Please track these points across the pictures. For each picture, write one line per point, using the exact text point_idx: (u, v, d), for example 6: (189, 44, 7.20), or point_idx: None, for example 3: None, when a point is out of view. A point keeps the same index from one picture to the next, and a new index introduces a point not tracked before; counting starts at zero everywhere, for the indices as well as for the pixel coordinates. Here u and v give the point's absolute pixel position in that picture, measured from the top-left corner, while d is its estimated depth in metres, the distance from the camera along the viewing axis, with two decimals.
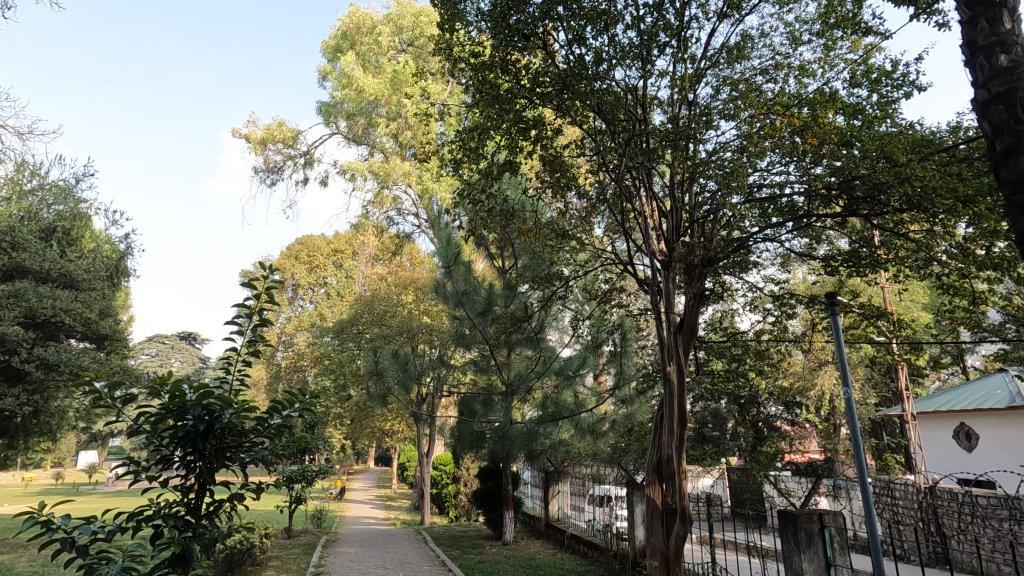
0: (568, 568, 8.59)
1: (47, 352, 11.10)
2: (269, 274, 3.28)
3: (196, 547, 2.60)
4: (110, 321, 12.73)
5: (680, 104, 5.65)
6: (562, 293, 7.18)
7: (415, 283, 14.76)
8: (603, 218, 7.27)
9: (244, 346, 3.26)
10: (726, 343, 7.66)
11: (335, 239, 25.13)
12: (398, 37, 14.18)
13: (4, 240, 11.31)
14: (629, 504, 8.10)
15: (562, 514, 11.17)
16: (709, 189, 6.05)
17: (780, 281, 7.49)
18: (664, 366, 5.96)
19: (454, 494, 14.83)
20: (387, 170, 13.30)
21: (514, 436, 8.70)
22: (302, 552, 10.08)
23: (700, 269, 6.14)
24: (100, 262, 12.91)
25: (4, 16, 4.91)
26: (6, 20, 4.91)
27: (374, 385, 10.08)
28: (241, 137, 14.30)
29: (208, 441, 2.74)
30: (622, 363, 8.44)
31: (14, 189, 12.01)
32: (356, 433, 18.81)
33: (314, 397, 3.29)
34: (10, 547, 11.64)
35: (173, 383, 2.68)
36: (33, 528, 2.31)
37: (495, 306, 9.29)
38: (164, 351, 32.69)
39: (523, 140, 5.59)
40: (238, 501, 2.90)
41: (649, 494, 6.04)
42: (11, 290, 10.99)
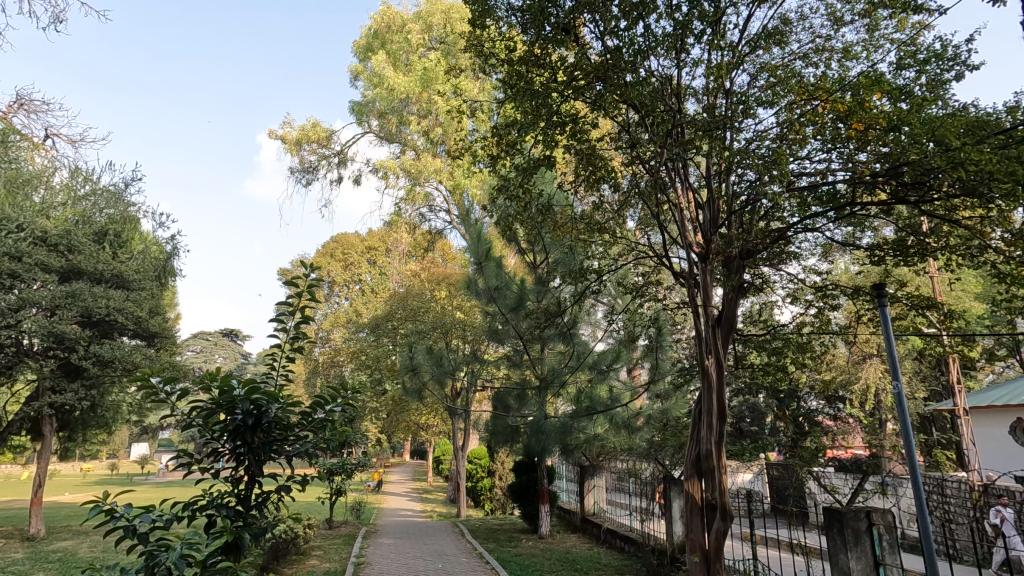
0: (605, 563, 8.57)
1: (103, 349, 11.69)
2: (309, 276, 3.38)
3: (246, 536, 2.71)
4: (159, 319, 13.30)
5: (716, 93, 5.52)
6: (596, 287, 7.14)
7: (447, 279, 14.89)
8: (636, 210, 7.18)
9: (288, 343, 3.36)
10: (765, 336, 7.49)
11: (369, 236, 25.61)
12: (427, 34, 14.28)
13: (60, 243, 11.88)
14: (666, 499, 8.04)
15: (598, 509, 11.15)
16: (746, 178, 5.89)
17: (821, 272, 7.26)
18: (702, 360, 5.86)
19: (489, 488, 14.99)
20: (419, 167, 13.58)
21: (549, 431, 8.71)
22: (343, 543, 10.35)
23: (738, 261, 5.98)
24: (148, 263, 13.50)
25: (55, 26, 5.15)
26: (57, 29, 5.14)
27: (410, 380, 10.22)
28: (278, 138, 14.69)
29: (256, 434, 2.86)
30: (657, 358, 8.35)
31: (69, 194, 12.61)
32: (392, 426, 19.15)
33: (355, 391, 3.36)
34: (75, 533, 12.37)
35: (223, 378, 2.79)
36: (98, 517, 2.44)
37: (528, 301, 9.28)
38: (209, 347, 34.05)
39: (560, 134, 5.60)
40: (285, 493, 3.00)
41: (688, 489, 6.03)
42: (69, 290, 11.53)
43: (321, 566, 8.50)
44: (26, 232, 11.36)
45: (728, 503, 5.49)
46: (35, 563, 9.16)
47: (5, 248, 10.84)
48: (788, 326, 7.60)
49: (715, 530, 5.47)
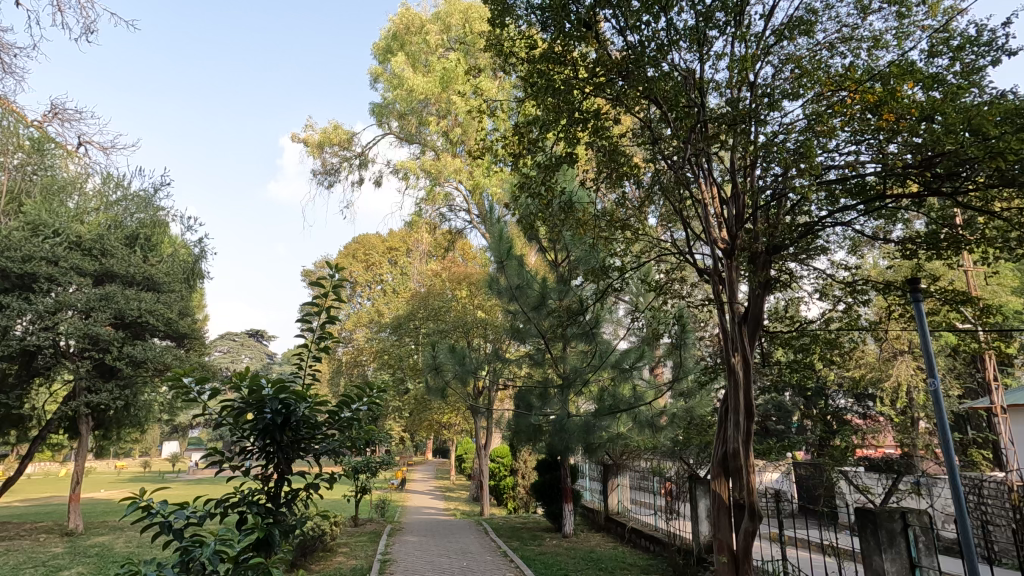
0: (630, 562, 8.52)
1: (135, 350, 12.01)
2: (333, 278, 3.42)
3: (276, 533, 2.77)
4: (188, 320, 13.59)
5: (741, 86, 5.43)
6: (619, 285, 7.07)
7: (468, 278, 14.93)
8: (658, 207, 7.10)
9: (315, 342, 3.41)
10: (792, 333, 7.35)
11: (390, 237, 25.89)
12: (446, 34, 14.33)
13: (94, 248, 12.21)
14: (692, 498, 7.96)
15: (622, 508, 11.09)
16: (772, 172, 5.78)
17: (850, 267, 7.10)
18: (728, 358, 5.76)
19: (512, 486, 15.02)
20: (439, 168, 13.67)
21: (572, 429, 8.67)
22: (369, 540, 10.46)
23: (764, 257, 5.89)
24: (178, 265, 13.81)
25: (87, 36, 5.31)
26: (88, 39, 5.29)
27: (433, 379, 10.27)
28: (300, 142, 14.92)
29: (285, 433, 2.92)
30: (681, 356, 8.25)
31: (101, 200, 13.01)
32: (415, 425, 19.30)
33: (381, 390, 3.41)
34: (111, 528, 12.76)
35: (252, 377, 2.85)
36: (135, 512, 2.51)
37: (549, 300, 9.25)
38: (235, 347, 34.80)
39: (582, 131, 5.56)
40: (313, 490, 3.06)
41: (715, 488, 5.95)
42: (103, 293, 11.83)
43: (348, 563, 8.60)
44: (62, 237, 11.72)
45: (756, 503, 5.40)
46: (74, 557, 9.45)
47: (42, 253, 11.22)
48: (816, 322, 7.44)
49: (743, 530, 5.40)
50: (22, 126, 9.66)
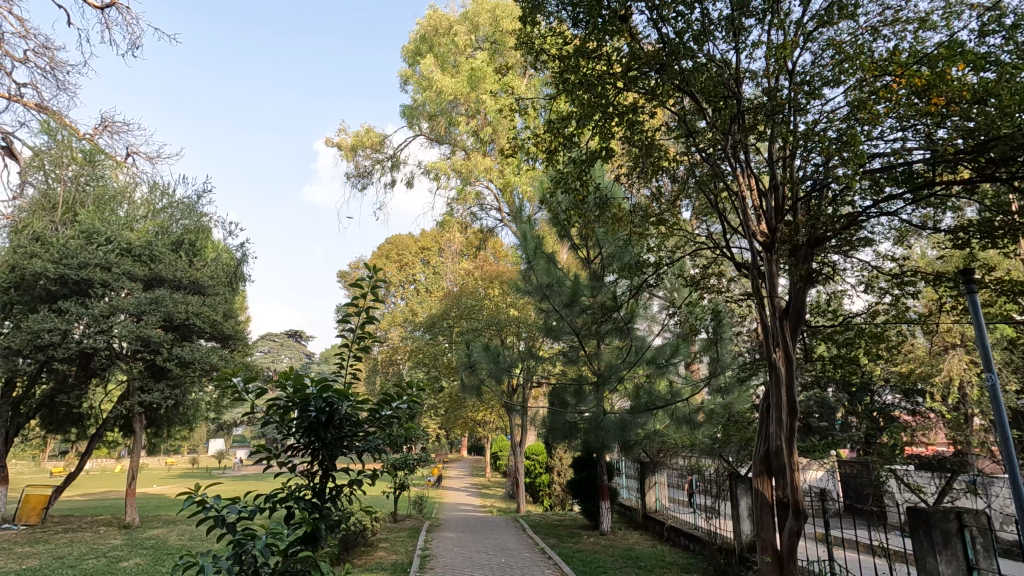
0: (670, 560, 8.42)
1: (183, 351, 12.47)
2: (370, 279, 3.49)
3: (323, 527, 2.87)
4: (232, 322, 13.91)
5: (778, 75, 5.30)
6: (654, 281, 6.98)
7: (500, 277, 14.97)
8: (692, 201, 6.99)
9: (355, 342, 3.50)
10: (836, 326, 7.10)
11: (422, 237, 26.41)
12: (474, 34, 14.43)
13: (143, 253, 12.65)
14: (733, 496, 7.83)
15: (659, 506, 10.99)
16: (813, 162, 5.61)
17: (896, 258, 6.83)
18: (768, 353, 5.63)
19: (547, 483, 15.07)
20: (469, 167, 13.76)
21: (608, 427, 8.60)
22: (408, 536, 10.64)
23: (806, 249, 5.73)
24: (221, 269, 14.26)
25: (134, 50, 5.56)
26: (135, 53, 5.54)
27: (468, 377, 10.35)
28: (334, 146, 15.26)
29: (329, 430, 3.01)
30: (718, 352, 8.09)
31: (148, 208, 13.64)
32: (450, 423, 19.50)
33: (420, 389, 3.47)
34: (165, 522, 13.35)
35: (297, 376, 2.94)
36: (191, 506, 2.64)
37: (582, 297, 9.15)
38: (275, 347, 35.93)
39: (616, 124, 5.53)
40: (356, 486, 3.14)
41: (757, 486, 5.84)
42: (152, 297, 12.30)
43: (389, 557, 8.78)
44: (113, 244, 12.31)
45: (801, 502, 5.26)
46: (132, 549, 9.92)
47: (96, 259, 11.79)
48: (861, 316, 7.19)
49: (788, 529, 5.27)
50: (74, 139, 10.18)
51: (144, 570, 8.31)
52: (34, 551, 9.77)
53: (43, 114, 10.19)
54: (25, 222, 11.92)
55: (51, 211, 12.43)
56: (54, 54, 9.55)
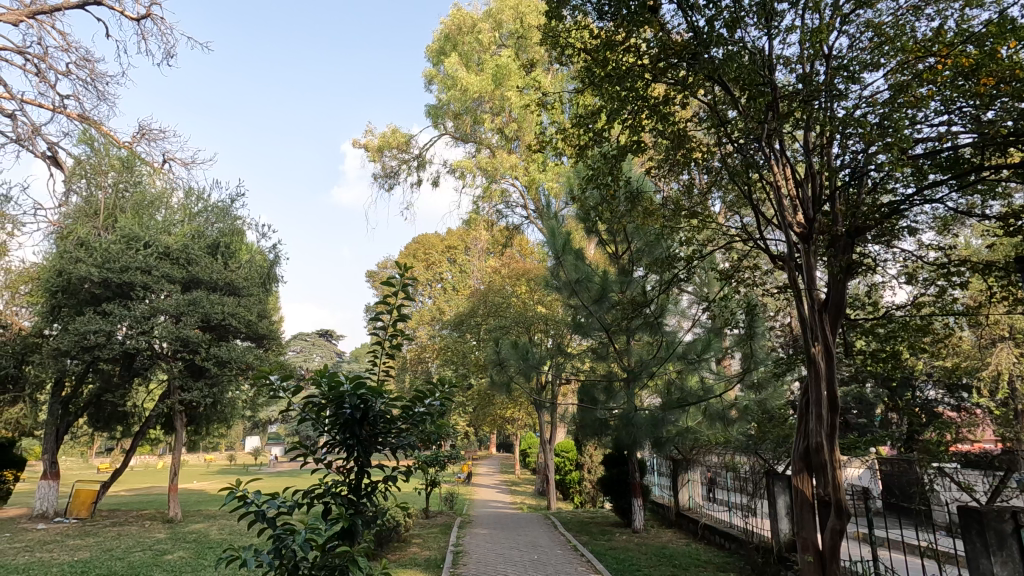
0: (705, 559, 8.29)
1: (221, 351, 12.83)
2: (400, 278, 3.50)
3: (360, 523, 2.90)
4: (266, 321, 14.16)
5: (814, 60, 5.13)
6: (685, 275, 6.85)
7: (527, 274, 14.92)
8: (723, 194, 6.84)
9: (388, 340, 3.53)
10: (877, 319, 6.87)
11: (448, 236, 26.68)
12: (498, 32, 14.41)
13: (180, 257, 13.03)
14: (770, 494, 7.67)
15: (693, 503, 10.83)
16: (851, 149, 5.42)
17: (940, 247, 6.56)
18: (808, 348, 5.47)
19: (578, 481, 15.01)
20: (495, 164, 13.74)
21: (640, 424, 8.50)
22: (440, 532, 10.73)
23: (845, 240, 5.55)
24: (255, 270, 14.54)
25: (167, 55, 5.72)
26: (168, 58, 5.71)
27: (497, 374, 10.34)
28: (362, 147, 15.46)
29: (363, 427, 3.05)
30: (752, 347, 7.91)
31: (185, 212, 13.93)
32: (479, 420, 19.57)
33: (452, 386, 3.47)
34: (207, 516, 13.78)
35: (331, 374, 2.98)
36: (232, 501, 2.70)
37: (611, 293, 8.98)
38: (308, 347, 36.70)
39: (645, 117, 5.44)
40: (391, 482, 3.18)
41: (797, 484, 5.71)
42: (190, 299, 12.65)
43: (422, 553, 8.88)
44: (152, 248, 12.71)
45: (843, 501, 5.10)
46: (176, 543, 10.25)
47: (136, 263, 12.19)
48: (903, 308, 6.93)
49: (829, 529, 5.13)
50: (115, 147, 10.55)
51: (188, 562, 8.57)
52: (84, 544, 10.19)
53: (85, 123, 10.57)
54: (70, 228, 12.52)
55: (94, 218, 12.96)
56: (94, 66, 9.91)
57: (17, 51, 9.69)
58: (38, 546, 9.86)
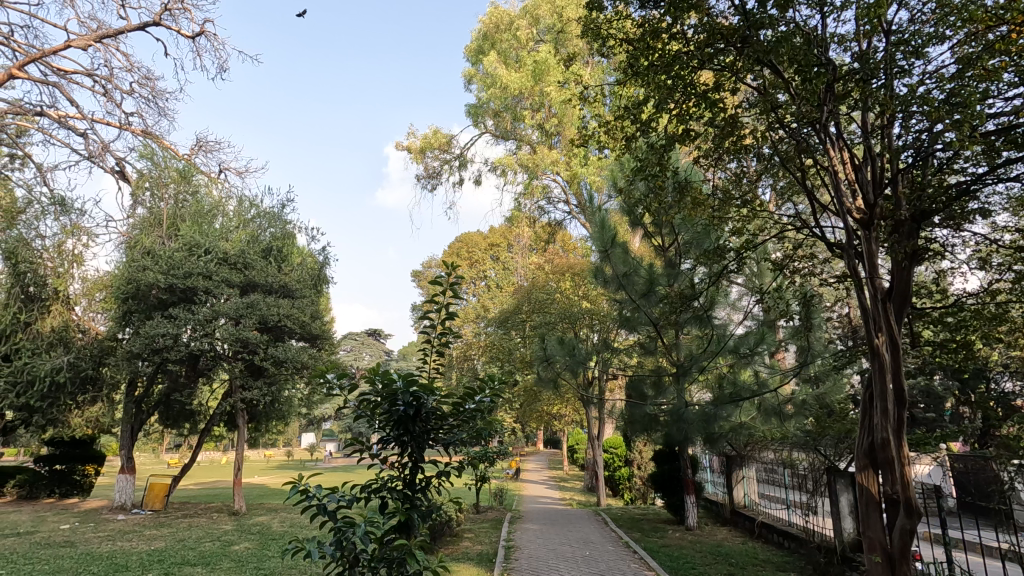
0: (762, 558, 8.06)
1: (278, 351, 13.37)
2: (447, 277, 3.55)
3: (415, 517, 2.98)
4: (320, 322, 14.63)
5: (871, 37, 4.88)
6: (736, 266, 6.65)
7: (571, 269, 14.81)
8: (774, 181, 6.60)
9: (438, 338, 3.59)
10: (945, 308, 6.48)
11: (491, 234, 26.94)
12: (535, 27, 14.34)
13: (238, 261, 13.62)
14: (831, 492, 7.40)
15: (749, 501, 10.53)
16: (915, 128, 5.12)
17: (1017, 229, 6.11)
18: (870, 340, 5.19)
19: (628, 477, 14.85)
20: (536, 161, 13.73)
21: (691, 419, 8.32)
22: (491, 527, 10.83)
23: (910, 225, 5.23)
24: (307, 273, 15.02)
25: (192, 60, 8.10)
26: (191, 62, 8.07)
27: (544, 370, 10.30)
28: (405, 149, 15.76)
29: (416, 423, 3.13)
30: (808, 339, 7.59)
31: (240, 219, 14.53)
32: (526, 417, 19.65)
33: (501, 383, 3.50)
34: (269, 510, 14.40)
35: (385, 372, 3.07)
36: (295, 494, 2.82)
37: (659, 286, 8.79)
38: (358, 346, 37.74)
39: (693, 105, 5.31)
40: (444, 477, 3.25)
41: (861, 481, 5.50)
42: (248, 301, 13.23)
43: (474, 548, 9.00)
44: (211, 255, 13.37)
45: (913, 499, 4.85)
46: (242, 534, 10.76)
47: (198, 269, 12.86)
48: (976, 296, 6.49)
49: (898, 528, 4.88)
50: (175, 159, 11.16)
51: (253, 553, 9.00)
52: (159, 534, 10.84)
53: (148, 138, 11.22)
54: (137, 238, 13.31)
55: (158, 227, 13.76)
56: (155, 84, 10.52)
57: (86, 74, 10.42)
58: (119, 536, 10.57)
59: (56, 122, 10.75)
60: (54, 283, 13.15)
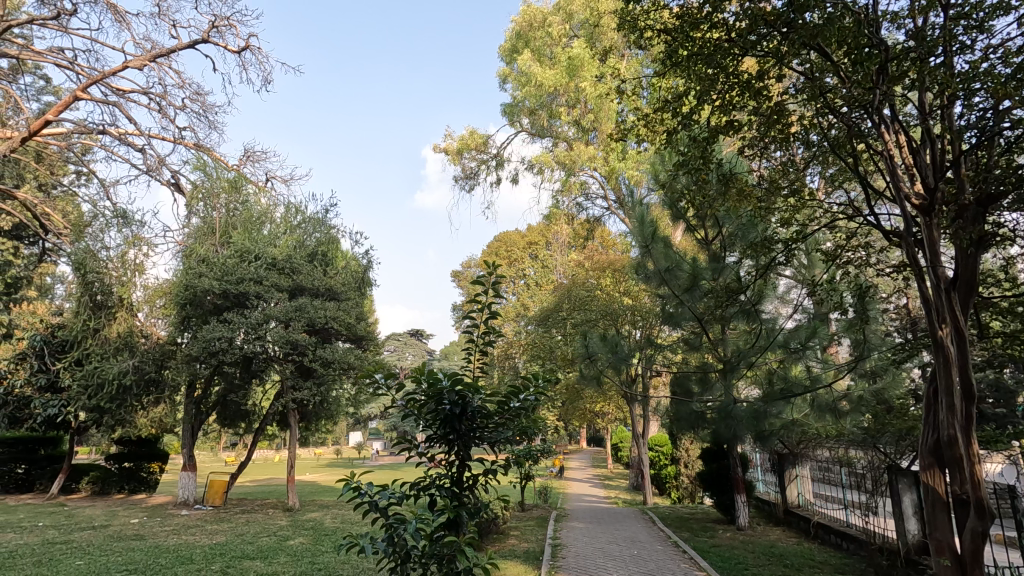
0: (819, 559, 7.79)
1: (325, 352, 13.80)
2: (488, 277, 3.59)
3: (464, 515, 3.02)
4: (364, 323, 14.98)
5: (927, 12, 4.63)
6: (785, 258, 6.43)
7: (611, 265, 14.66)
8: (822, 168, 6.36)
9: (481, 337, 3.64)
10: (1017, 297, 6.07)
11: (529, 232, 27.10)
12: (569, 23, 14.22)
13: (286, 266, 14.10)
14: (893, 493, 7.05)
15: (804, 500, 10.19)
16: (979, 106, 4.82)
17: None
18: (934, 333, 4.92)
19: (675, 475, 14.61)
20: (573, 157, 13.65)
21: (740, 416, 8.08)
22: (537, 525, 10.84)
23: (975, 210, 4.93)
24: (351, 276, 15.39)
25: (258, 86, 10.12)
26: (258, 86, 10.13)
27: (586, 368, 10.21)
28: (442, 151, 15.95)
29: (462, 422, 3.16)
30: (864, 332, 7.26)
31: (287, 225, 15.05)
32: (569, 415, 19.59)
33: (545, 381, 3.51)
34: (321, 506, 14.86)
35: (430, 372, 3.12)
36: (348, 491, 2.91)
37: (703, 281, 8.57)
38: (401, 346, 38.44)
39: (737, 94, 5.20)
40: (491, 475, 3.28)
41: (927, 481, 5.23)
42: (297, 305, 13.68)
43: (521, 546, 9.03)
44: (261, 260, 13.89)
45: (984, 500, 4.58)
46: (297, 530, 11.16)
47: (249, 275, 13.38)
48: None
49: (969, 531, 4.61)
50: (226, 169, 11.66)
51: (308, 548, 9.30)
52: (220, 528, 11.38)
53: (199, 151, 11.73)
54: (193, 247, 13.96)
55: (212, 235, 14.37)
56: (205, 98, 11.01)
57: (142, 92, 10.99)
58: (184, 530, 11.15)
59: (117, 139, 11.39)
60: (118, 291, 13.94)
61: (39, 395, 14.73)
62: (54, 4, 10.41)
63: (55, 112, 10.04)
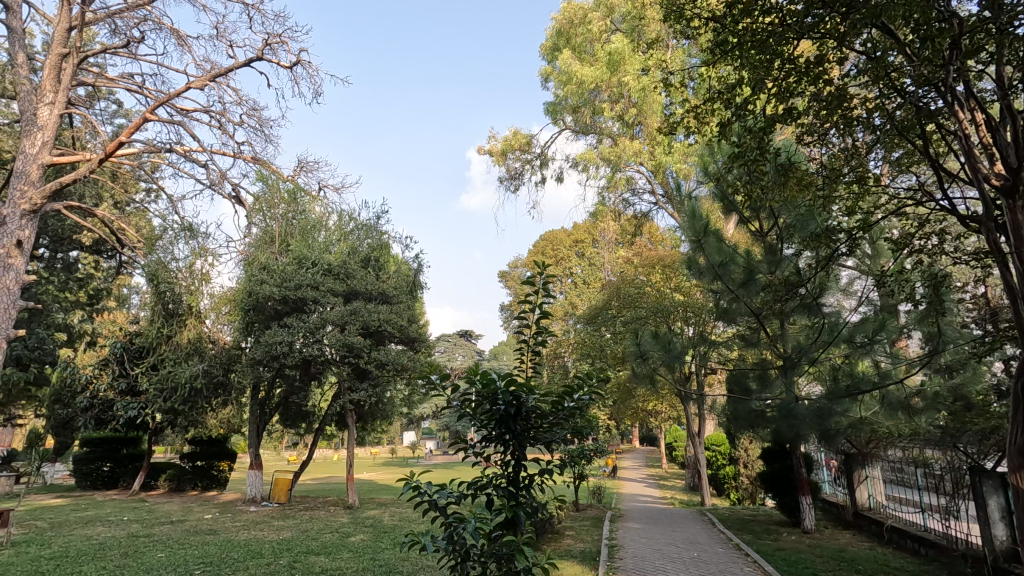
0: (895, 565, 7.37)
1: (380, 354, 14.17)
2: (539, 278, 3.60)
3: (521, 515, 3.04)
4: (416, 325, 15.29)
5: None
6: (848, 249, 6.13)
7: (661, 261, 14.36)
8: (887, 152, 6.02)
9: (535, 337, 3.64)
10: None
11: (575, 230, 27.03)
12: (610, 17, 13.96)
13: (340, 271, 14.56)
14: (976, 495, 6.59)
15: (875, 503, 9.69)
16: None
17: None
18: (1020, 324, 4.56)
19: (734, 475, 14.19)
20: (618, 153, 13.46)
21: (802, 415, 7.74)
22: (592, 525, 10.75)
23: None
24: (403, 279, 15.74)
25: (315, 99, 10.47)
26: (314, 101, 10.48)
27: (639, 367, 10.03)
28: (487, 153, 16.08)
29: (517, 422, 3.18)
30: (938, 324, 6.81)
31: (341, 232, 15.55)
32: (621, 414, 19.34)
33: (600, 379, 3.49)
34: (380, 504, 15.27)
35: (484, 373, 3.15)
36: (409, 490, 2.96)
37: (759, 275, 8.25)
38: (451, 347, 39.06)
39: (794, 79, 4.98)
40: (546, 475, 3.29)
41: (1017, 484, 4.85)
42: (351, 309, 14.11)
43: (577, 546, 8.98)
44: (318, 266, 14.43)
45: None
46: (358, 526, 11.53)
47: (307, 281, 13.91)
48: None
49: None
50: (283, 180, 12.14)
51: (368, 545, 9.57)
52: (286, 524, 11.86)
53: (257, 164, 12.25)
54: (254, 255, 14.63)
55: (271, 244, 15.01)
56: (262, 114, 11.53)
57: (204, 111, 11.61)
58: (253, 526, 11.69)
59: (183, 156, 12.08)
60: (187, 300, 14.79)
61: (120, 398, 15.80)
62: (124, 33, 11.16)
63: (127, 133, 10.72)
